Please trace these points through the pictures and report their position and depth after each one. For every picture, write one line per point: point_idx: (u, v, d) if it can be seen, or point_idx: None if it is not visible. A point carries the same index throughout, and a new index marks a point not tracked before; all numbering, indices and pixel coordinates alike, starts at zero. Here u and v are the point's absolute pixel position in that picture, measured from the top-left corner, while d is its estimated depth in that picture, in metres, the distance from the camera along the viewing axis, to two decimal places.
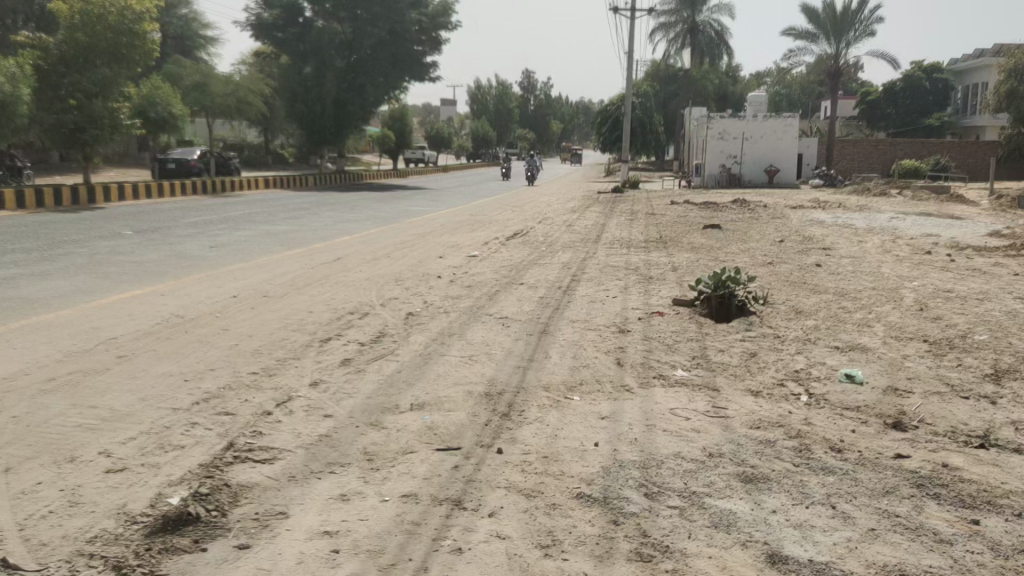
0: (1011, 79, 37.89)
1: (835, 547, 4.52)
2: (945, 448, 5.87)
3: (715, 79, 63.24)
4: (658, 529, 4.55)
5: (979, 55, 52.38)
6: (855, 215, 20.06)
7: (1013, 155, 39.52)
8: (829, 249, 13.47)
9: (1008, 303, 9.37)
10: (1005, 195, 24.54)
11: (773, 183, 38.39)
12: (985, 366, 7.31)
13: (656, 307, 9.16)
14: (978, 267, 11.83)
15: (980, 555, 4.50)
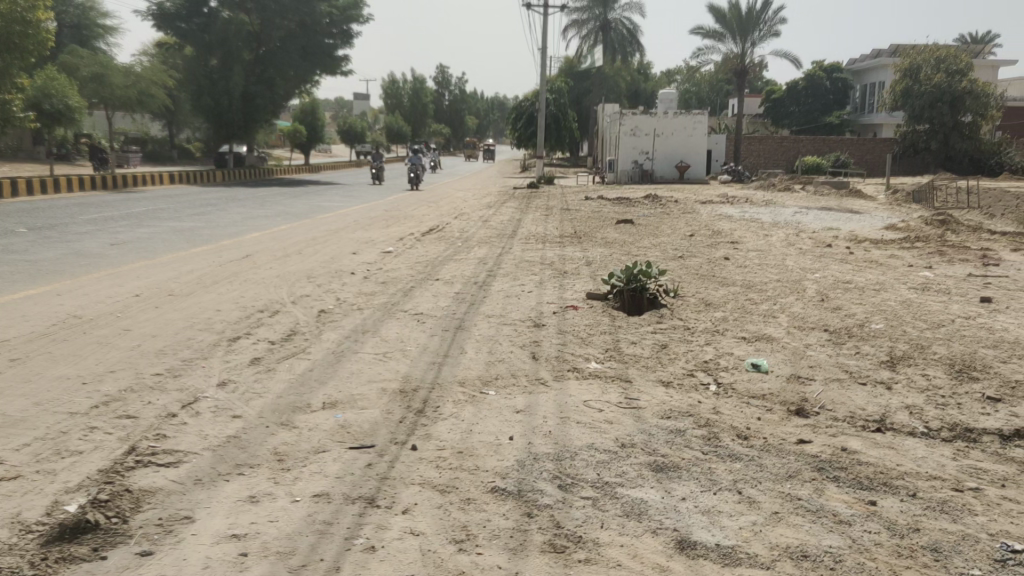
0: (906, 79, 40.70)
1: (741, 530, 4.67)
2: (845, 433, 6.13)
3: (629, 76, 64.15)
4: (570, 521, 4.60)
5: (877, 56, 54.77)
6: (761, 209, 20.68)
7: (907, 152, 41.42)
8: (737, 242, 13.86)
9: (903, 293, 9.84)
10: (901, 190, 25.74)
11: (684, 178, 39.30)
12: (880, 353, 7.66)
13: (570, 300, 9.28)
14: (875, 258, 12.37)
15: (876, 535, 4.71)
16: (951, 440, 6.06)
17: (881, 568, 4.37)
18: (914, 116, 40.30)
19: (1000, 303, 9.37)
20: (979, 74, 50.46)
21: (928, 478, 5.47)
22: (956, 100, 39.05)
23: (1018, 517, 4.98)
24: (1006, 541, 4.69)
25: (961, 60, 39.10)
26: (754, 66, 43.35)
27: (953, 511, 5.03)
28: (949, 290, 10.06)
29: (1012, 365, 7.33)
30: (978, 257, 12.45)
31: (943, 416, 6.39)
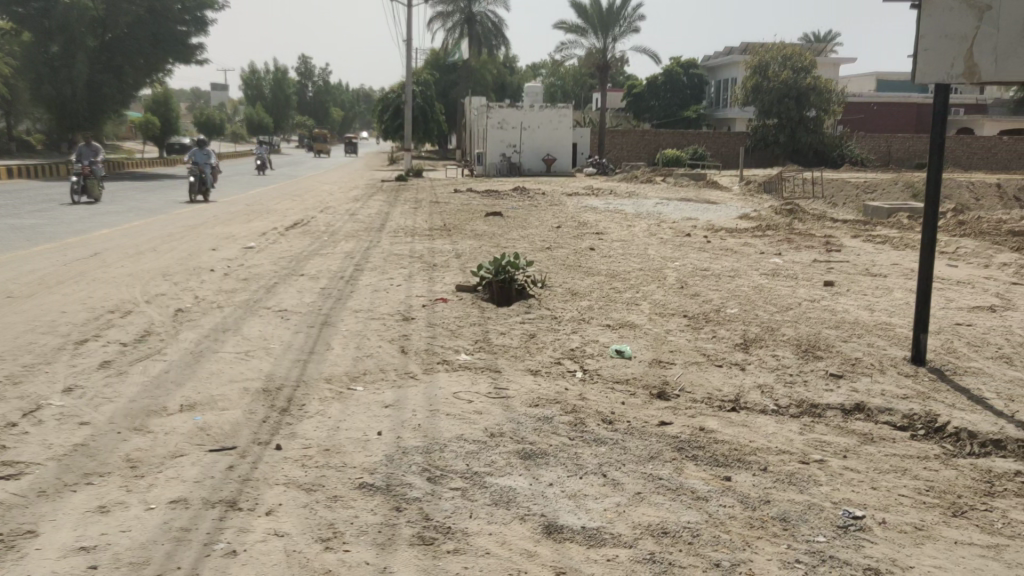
0: (756, 75, 42.96)
1: (606, 512, 4.83)
2: (703, 413, 6.42)
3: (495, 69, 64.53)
4: (440, 512, 4.62)
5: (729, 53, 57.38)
6: (625, 201, 21.26)
7: (758, 146, 43.46)
8: (601, 233, 14.21)
9: (755, 279, 10.38)
10: (753, 181, 27.04)
11: (551, 171, 39.97)
12: (735, 337, 8.05)
13: (439, 294, 9.26)
14: (731, 246, 12.97)
15: (731, 508, 4.98)
16: (798, 416, 6.46)
17: (735, 539, 4.61)
18: (764, 111, 42.45)
19: (841, 287, 10.03)
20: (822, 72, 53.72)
21: (778, 453, 5.81)
22: (801, 95, 41.55)
23: (857, 485, 5.38)
24: (847, 508, 5.06)
25: (805, 58, 41.71)
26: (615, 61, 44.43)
27: (800, 483, 5.37)
28: (796, 275, 10.67)
29: (852, 344, 7.87)
30: (823, 243, 13.27)
31: (792, 394, 6.79)
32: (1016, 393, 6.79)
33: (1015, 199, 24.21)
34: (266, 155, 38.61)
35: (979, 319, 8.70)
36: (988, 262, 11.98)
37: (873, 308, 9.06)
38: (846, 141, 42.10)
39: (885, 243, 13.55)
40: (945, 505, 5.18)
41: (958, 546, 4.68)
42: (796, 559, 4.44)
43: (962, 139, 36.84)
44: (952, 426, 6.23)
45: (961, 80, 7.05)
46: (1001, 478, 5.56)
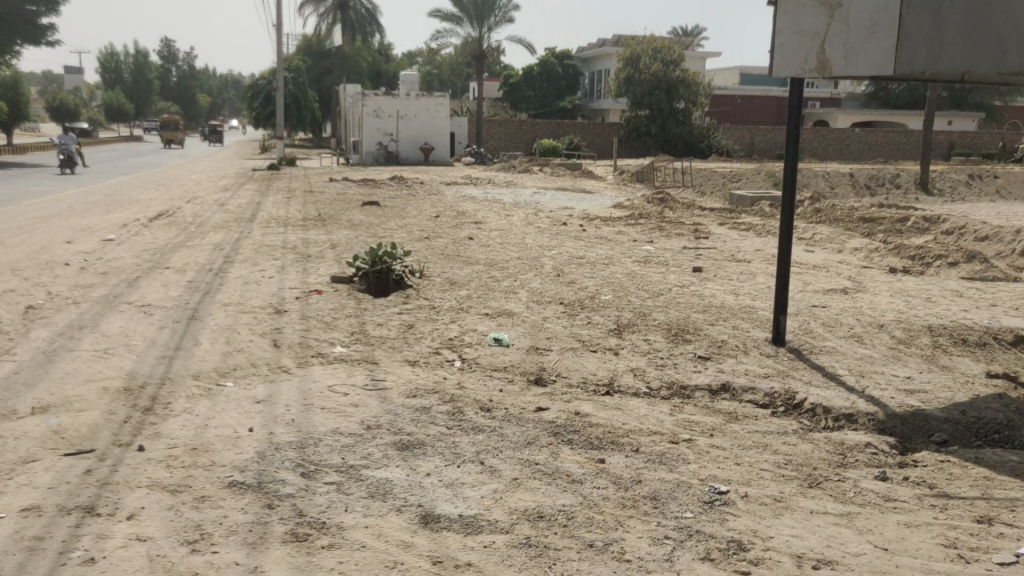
0: (626, 67, 43.81)
1: (483, 499, 4.87)
2: (578, 398, 6.57)
3: (369, 57, 63.57)
4: (314, 508, 4.54)
5: (602, 45, 58.60)
6: (502, 191, 21.40)
7: (631, 136, 44.39)
8: (480, 222, 14.25)
9: (628, 266, 10.67)
10: (627, 170, 27.70)
11: (428, 160, 39.58)
12: (609, 322, 8.26)
13: (314, 285, 9.06)
14: (606, 235, 13.28)
15: (605, 490, 5.12)
16: (669, 398, 6.71)
17: (608, 520, 4.75)
18: (636, 103, 43.47)
19: (709, 272, 10.44)
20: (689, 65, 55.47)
21: (649, 434, 6.01)
22: (670, 88, 42.92)
23: (722, 461, 5.63)
24: (713, 484, 5.29)
25: (673, 51, 42.89)
26: (491, 50, 44.52)
27: (670, 462, 5.58)
28: (667, 262, 11.04)
29: (718, 327, 8.22)
30: (692, 231, 13.78)
31: (662, 376, 7.04)
32: (866, 370, 7.27)
33: (865, 187, 25.85)
34: (72, 146, 28.19)
35: (834, 301, 9.26)
36: (841, 248, 12.73)
37: (738, 292, 9.46)
38: (713, 131, 43.66)
39: (749, 230, 14.20)
40: (803, 477, 5.49)
41: (814, 515, 4.97)
42: (666, 535, 4.61)
43: (817, 131, 38.86)
44: (810, 403, 6.62)
45: (815, 73, 7.50)
46: (853, 450, 5.95)
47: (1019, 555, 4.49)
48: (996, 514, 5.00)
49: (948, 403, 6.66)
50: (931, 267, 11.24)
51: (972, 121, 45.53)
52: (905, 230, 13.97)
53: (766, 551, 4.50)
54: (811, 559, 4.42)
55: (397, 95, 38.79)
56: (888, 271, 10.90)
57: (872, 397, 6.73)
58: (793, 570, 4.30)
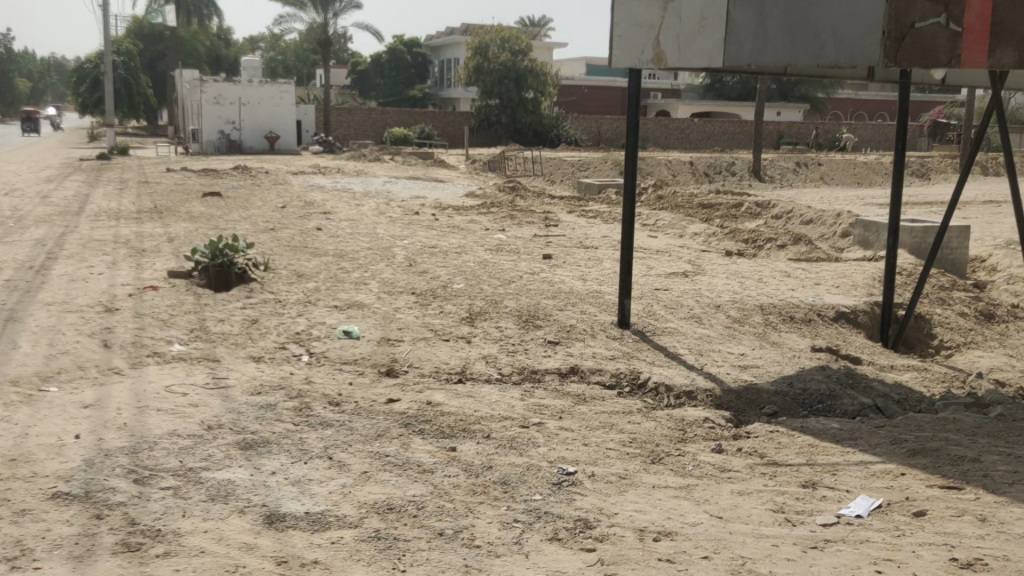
0: (475, 56, 44.47)
1: (331, 495, 4.77)
2: (430, 387, 6.55)
3: (207, 43, 60.75)
4: (148, 515, 4.32)
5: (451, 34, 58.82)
6: (352, 180, 21.01)
7: (483, 125, 44.45)
8: (329, 213, 13.92)
9: (480, 255, 10.71)
10: (478, 159, 27.82)
11: (274, 149, 38.36)
12: (461, 311, 8.28)
13: (148, 281, 8.59)
14: (457, 224, 13.27)
15: (456, 478, 5.13)
16: (520, 382, 6.82)
17: (458, 508, 4.76)
18: (485, 92, 43.94)
19: (558, 259, 10.65)
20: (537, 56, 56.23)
21: (500, 419, 6.08)
22: (519, 77, 43.63)
23: (570, 443, 5.77)
24: (561, 465, 5.41)
25: (520, 42, 43.87)
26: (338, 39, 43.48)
27: (520, 446, 5.67)
28: (518, 249, 11.19)
29: (567, 312, 8.40)
30: (542, 219, 14.00)
31: (514, 362, 7.13)
32: (704, 348, 7.64)
33: (704, 175, 27.14)
34: None
35: (675, 284, 9.66)
36: (682, 233, 13.29)
37: (585, 278, 9.70)
38: (563, 120, 44.05)
39: (596, 218, 14.59)
40: (646, 454, 5.71)
41: (656, 489, 5.18)
42: (515, 519, 4.67)
43: (659, 121, 40.38)
44: (653, 382, 6.89)
45: (651, 65, 7.74)
46: (692, 425, 6.24)
47: (839, 515, 4.83)
48: (819, 479, 5.37)
49: (777, 376, 7.12)
50: (762, 250, 11.95)
51: (798, 112, 48.59)
52: (739, 215, 14.76)
53: (611, 527, 4.65)
54: (653, 532, 4.61)
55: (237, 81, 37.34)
56: (725, 254, 11.49)
57: (710, 374, 7.09)
58: (635, 543, 4.47)
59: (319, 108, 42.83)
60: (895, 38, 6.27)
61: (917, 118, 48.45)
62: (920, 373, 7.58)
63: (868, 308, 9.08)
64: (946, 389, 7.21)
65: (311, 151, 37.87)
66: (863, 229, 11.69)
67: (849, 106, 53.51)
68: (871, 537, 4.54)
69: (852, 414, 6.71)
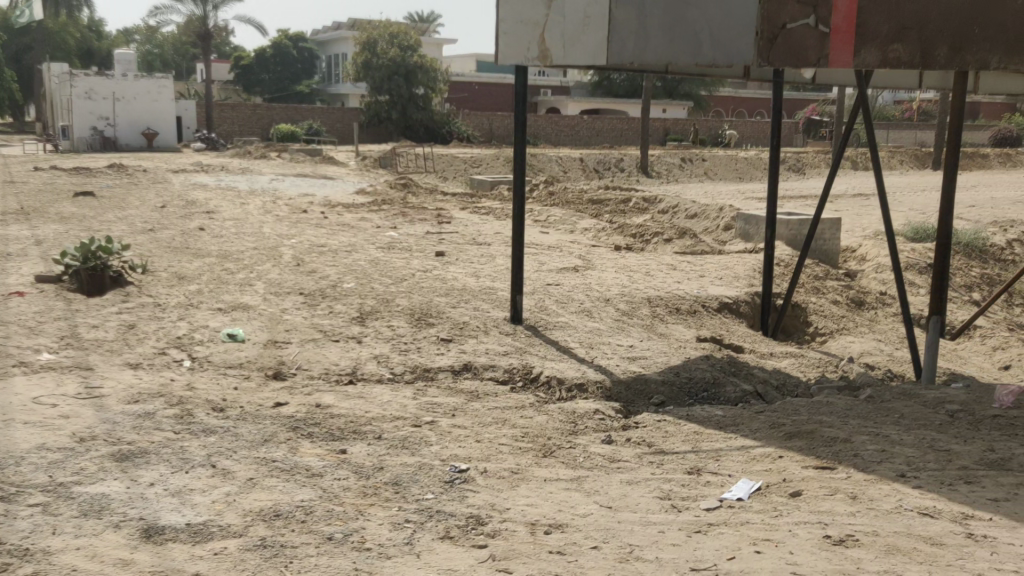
0: (364, 52, 44.00)
1: (214, 504, 4.62)
2: (319, 390, 6.42)
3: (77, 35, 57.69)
4: (14, 535, 4.09)
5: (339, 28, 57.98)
6: (236, 178, 20.39)
7: (373, 122, 43.77)
8: (212, 212, 13.45)
9: (371, 253, 10.59)
10: (369, 156, 27.45)
11: (153, 146, 36.71)
12: (352, 311, 8.15)
13: (13, 287, 8.10)
14: (348, 222, 13.07)
15: (346, 480, 5.04)
16: (412, 381, 6.76)
17: (348, 510, 4.69)
18: (375, 87, 43.37)
19: (451, 256, 10.63)
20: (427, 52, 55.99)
21: (392, 420, 6.01)
22: (408, 74, 43.14)
23: (463, 440, 5.76)
24: (454, 463, 5.39)
25: (410, 37, 43.76)
26: (220, 32, 41.99)
27: (412, 445, 5.62)
28: (410, 247, 11.11)
29: (460, 309, 8.39)
30: (434, 216, 13.93)
31: (406, 361, 7.07)
32: (593, 341, 7.77)
33: (594, 171, 27.63)
34: None
35: (567, 279, 9.80)
36: (573, 228, 13.49)
37: (477, 275, 9.71)
38: (454, 118, 43.67)
39: (488, 214, 14.64)
40: (538, 448, 5.76)
41: (547, 483, 5.23)
42: (406, 519, 4.63)
43: (550, 117, 40.82)
44: (545, 376, 6.96)
45: (537, 62, 7.82)
46: (583, 417, 6.33)
47: (722, 499, 5.00)
48: (704, 465, 5.55)
49: (664, 367, 7.31)
50: (650, 244, 12.25)
51: (683, 108, 50.15)
52: (628, 211, 15.09)
53: (503, 523, 4.66)
54: (544, 525, 4.65)
55: (111, 75, 35.90)
56: (614, 249, 11.71)
57: (600, 366, 7.22)
58: (527, 538, 4.49)
59: (200, 104, 41.20)
60: (767, 38, 6.61)
61: (794, 114, 50.72)
62: (798, 359, 7.94)
63: (750, 298, 9.44)
64: (822, 373, 7.57)
65: (193, 147, 36.41)
66: (744, 222, 12.13)
67: (730, 103, 55.53)
68: (751, 519, 4.71)
69: (734, 401, 6.97)
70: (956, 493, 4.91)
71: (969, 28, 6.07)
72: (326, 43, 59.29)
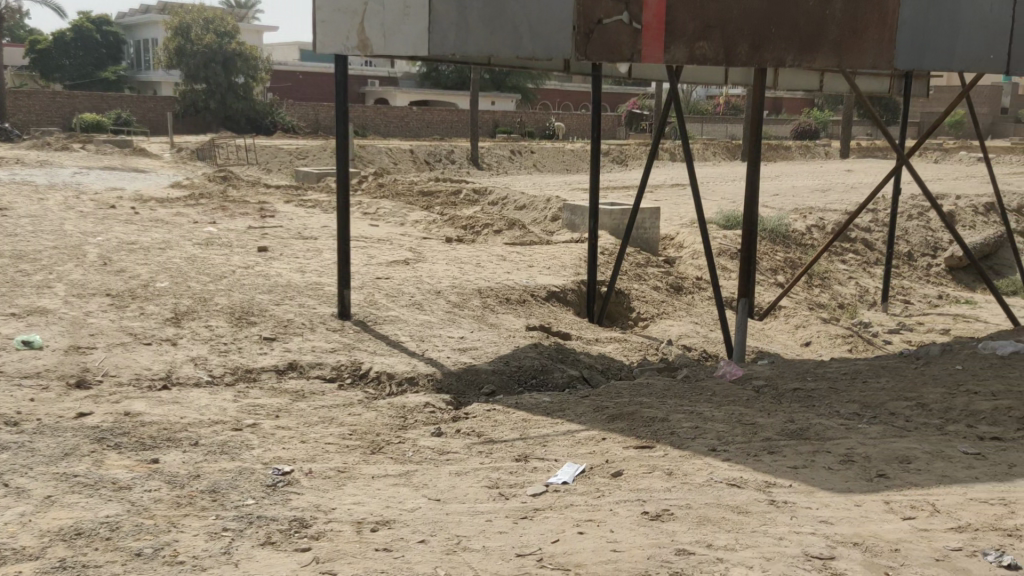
0: (177, 38, 42.11)
1: (6, 527, 4.25)
2: (129, 397, 6.02)
3: None
4: None
5: (147, 12, 54.82)
6: (34, 172, 18.78)
7: (188, 111, 41.19)
8: (4, 209, 12.29)
9: (187, 250, 10.05)
10: (185, 148, 26.02)
11: None
12: (165, 311, 7.68)
13: None
14: (161, 217, 12.32)
15: (157, 492, 4.74)
16: (233, 384, 6.47)
17: (159, 523, 4.40)
18: (190, 75, 41.35)
19: (274, 251, 10.26)
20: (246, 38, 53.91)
21: (210, 425, 5.71)
22: (226, 61, 41.68)
23: (287, 442, 5.56)
24: (276, 466, 5.19)
25: (226, 23, 42.38)
26: (11, 14, 38.65)
27: (232, 450, 5.36)
28: (230, 243, 10.62)
29: (284, 306, 8.10)
30: (256, 210, 13.42)
31: (227, 363, 6.75)
32: (424, 335, 7.71)
33: (424, 163, 27.55)
34: None
35: (396, 272, 9.69)
36: (403, 221, 13.37)
37: (303, 270, 9.43)
38: (276, 108, 42.22)
39: (315, 207, 14.27)
40: (366, 445, 5.65)
41: (374, 480, 5.14)
42: (223, 527, 4.41)
43: (378, 108, 40.40)
44: (374, 371, 6.85)
45: (357, 52, 7.66)
46: (413, 411, 6.27)
47: (547, 484, 5.10)
48: (531, 451, 5.63)
49: (494, 356, 7.37)
50: (480, 235, 12.35)
51: (511, 101, 51.05)
52: (459, 202, 15.16)
53: (327, 523, 4.53)
54: (371, 523, 4.56)
55: None
56: (445, 241, 11.71)
57: (431, 359, 7.18)
58: (353, 537, 4.39)
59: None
60: (583, 33, 6.62)
61: (617, 108, 52.79)
62: (621, 343, 8.24)
63: (576, 287, 9.71)
64: (643, 357, 7.91)
65: None
66: (570, 213, 12.46)
67: (556, 96, 57.04)
68: (574, 501, 4.84)
69: (562, 387, 7.14)
70: (760, 463, 5.24)
71: (766, 27, 6.74)
72: (133, 27, 55.80)
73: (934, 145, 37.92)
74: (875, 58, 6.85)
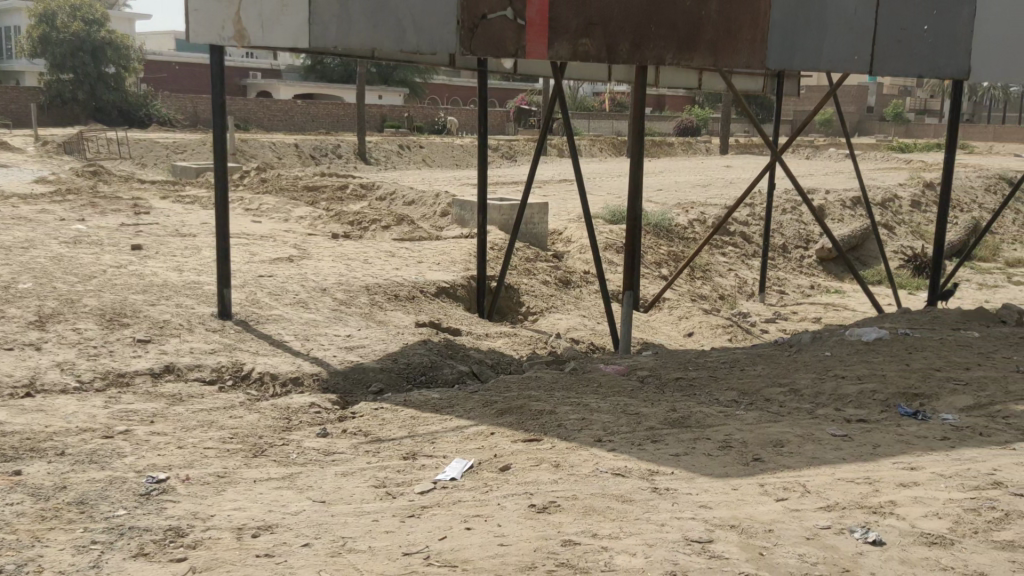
0: (41, 26, 39.71)
1: None
2: None
3: None
4: None
5: None
6: None
7: (55, 101, 38.49)
8: None
9: (53, 249, 9.48)
10: (51, 141, 24.57)
11: None
12: (28, 314, 7.23)
13: None
14: (24, 215, 11.57)
15: (20, 506, 4.46)
16: (104, 389, 6.14)
17: (21, 539, 4.16)
18: (56, 65, 39.03)
19: (149, 250, 9.82)
20: (118, 26, 51.48)
21: (77, 433, 5.40)
22: (95, 50, 39.60)
23: (162, 448, 5.32)
24: (151, 474, 4.96)
25: (95, 10, 40.22)
26: None
27: (102, 459, 5.09)
28: (100, 241, 10.09)
29: (159, 306, 7.75)
30: (129, 206, 12.81)
31: (98, 367, 6.40)
32: (310, 334, 7.53)
33: (310, 158, 26.98)
34: None
35: (280, 270, 9.43)
36: (287, 217, 13.04)
37: (180, 269, 9.05)
38: (151, 100, 40.60)
39: (193, 203, 13.75)
40: (248, 448, 5.47)
41: (257, 483, 4.98)
42: (92, 540, 4.18)
43: (261, 101, 39.33)
44: (257, 372, 6.64)
45: (233, 43, 7.35)
46: (298, 412, 6.11)
47: (435, 481, 5.06)
48: (419, 449, 5.57)
49: (382, 354, 7.28)
50: (367, 231, 12.18)
51: (399, 95, 50.63)
52: (345, 198, 14.90)
53: (205, 531, 4.36)
54: (252, 528, 4.41)
55: None
56: (331, 237, 11.49)
57: (316, 358, 7.02)
58: (232, 543, 4.24)
59: None
60: (467, 28, 6.68)
61: (506, 104, 53.12)
62: (510, 337, 8.28)
63: (465, 282, 9.70)
64: (531, 351, 7.97)
65: None
66: (459, 208, 12.44)
67: (445, 91, 56.94)
68: (462, 497, 4.82)
69: (451, 383, 7.10)
70: (644, 452, 5.36)
71: (646, 26, 6.88)
72: None
73: (807, 142, 39.85)
74: (748, 57, 7.08)
